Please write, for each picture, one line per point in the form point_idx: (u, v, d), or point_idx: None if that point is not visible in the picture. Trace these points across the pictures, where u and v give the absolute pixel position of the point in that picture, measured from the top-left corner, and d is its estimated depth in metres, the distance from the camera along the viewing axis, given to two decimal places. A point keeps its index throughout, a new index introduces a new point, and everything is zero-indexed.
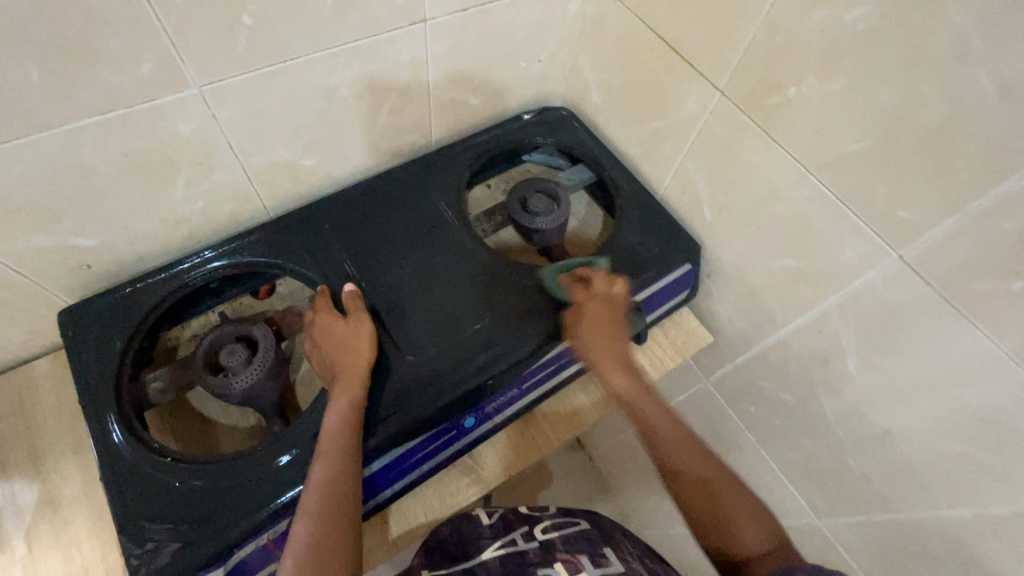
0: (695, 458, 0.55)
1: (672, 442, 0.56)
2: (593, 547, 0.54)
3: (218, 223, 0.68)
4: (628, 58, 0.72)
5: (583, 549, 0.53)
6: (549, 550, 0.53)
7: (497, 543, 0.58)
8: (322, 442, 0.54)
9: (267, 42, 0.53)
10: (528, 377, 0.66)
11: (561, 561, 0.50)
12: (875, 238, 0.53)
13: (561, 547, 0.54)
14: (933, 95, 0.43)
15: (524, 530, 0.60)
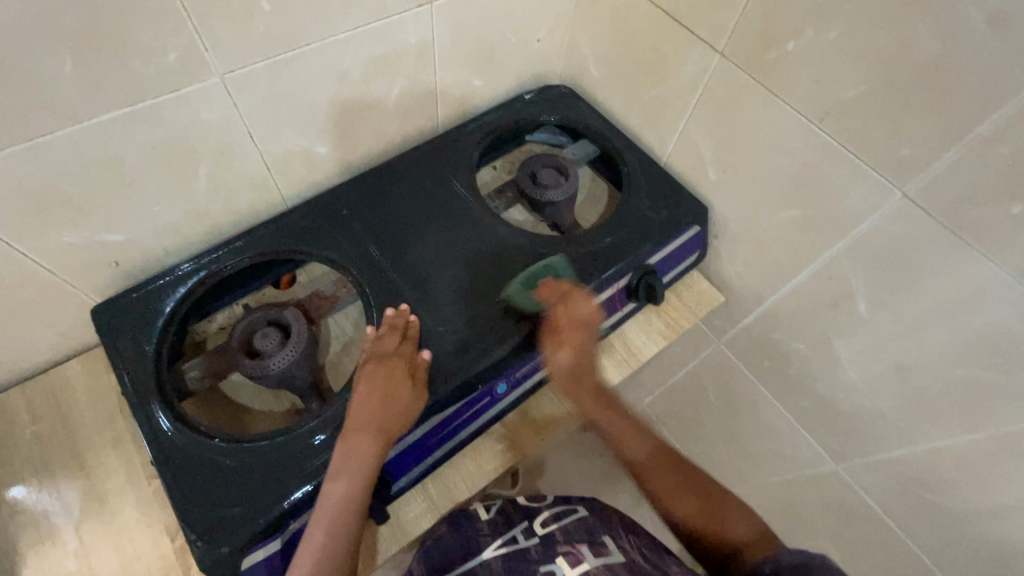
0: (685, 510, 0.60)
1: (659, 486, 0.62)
2: (594, 537, 0.57)
3: (239, 215, 0.69)
4: (625, 29, 0.74)
5: (583, 539, 0.57)
6: (550, 547, 0.56)
7: (497, 540, 0.61)
8: (349, 457, 0.54)
9: (285, 27, 0.55)
10: None
11: (562, 555, 0.53)
12: (880, 178, 0.55)
13: (563, 542, 0.57)
14: (927, 33, 0.46)
15: (524, 525, 0.63)
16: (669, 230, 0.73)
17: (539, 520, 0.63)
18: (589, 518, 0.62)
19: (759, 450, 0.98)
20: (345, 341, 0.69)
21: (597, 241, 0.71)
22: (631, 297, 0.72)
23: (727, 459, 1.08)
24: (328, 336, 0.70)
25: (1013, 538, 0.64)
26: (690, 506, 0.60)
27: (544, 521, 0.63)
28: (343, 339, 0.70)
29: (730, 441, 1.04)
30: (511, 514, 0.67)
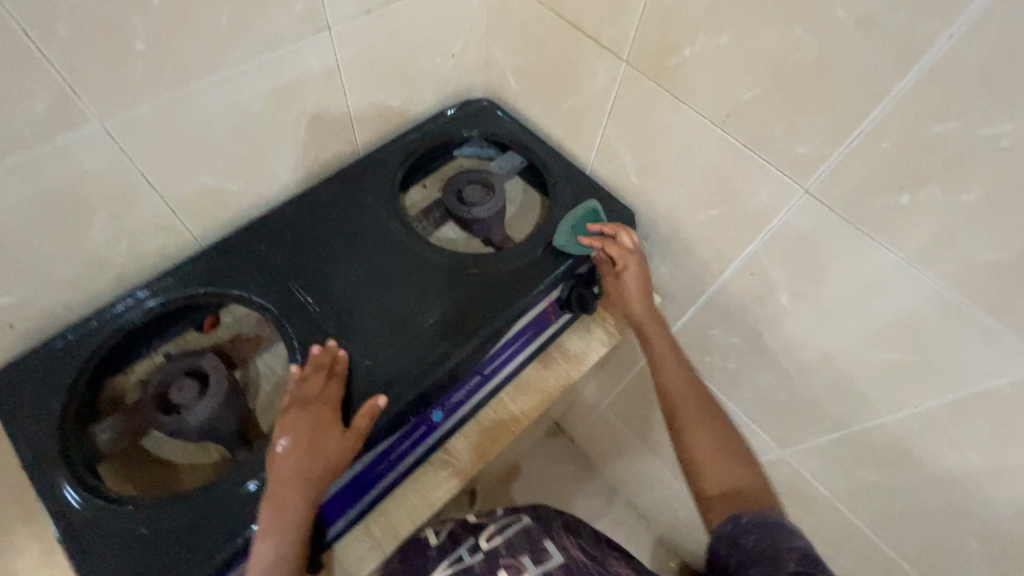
0: (704, 441, 0.61)
1: (670, 369, 0.67)
2: (536, 545, 0.51)
3: (147, 260, 0.66)
4: (535, 41, 0.74)
5: (524, 546, 0.51)
6: (490, 568, 0.49)
7: (446, 562, 0.54)
8: (277, 513, 0.52)
9: (167, 66, 0.52)
10: (489, 361, 0.67)
11: (505, 570, 0.48)
12: (783, 176, 0.57)
13: (506, 555, 0.50)
14: (805, 37, 0.47)
15: (470, 542, 0.56)
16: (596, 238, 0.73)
17: (485, 533, 0.56)
18: (534, 525, 0.54)
19: None
20: (276, 380, 0.67)
21: (525, 255, 0.71)
22: (564, 307, 0.73)
23: None
24: (257, 376, 0.68)
25: (943, 508, 0.66)
26: (720, 448, 0.60)
27: (490, 532, 0.56)
28: (274, 378, 0.67)
29: None
30: (458, 535, 0.59)
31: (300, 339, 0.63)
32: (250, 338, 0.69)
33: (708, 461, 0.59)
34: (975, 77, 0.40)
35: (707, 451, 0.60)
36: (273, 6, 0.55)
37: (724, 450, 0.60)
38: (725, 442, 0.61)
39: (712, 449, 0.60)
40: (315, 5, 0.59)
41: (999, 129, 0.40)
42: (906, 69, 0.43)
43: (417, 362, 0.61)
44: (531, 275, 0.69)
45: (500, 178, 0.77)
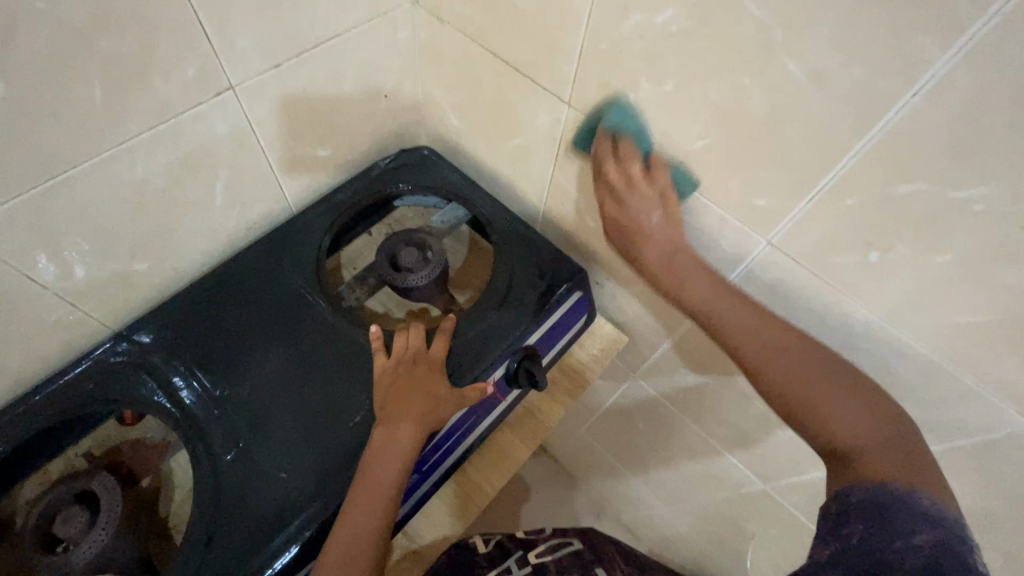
0: (841, 402, 0.48)
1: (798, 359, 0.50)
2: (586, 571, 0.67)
3: (48, 359, 0.59)
4: (471, 78, 0.67)
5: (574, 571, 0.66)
6: None
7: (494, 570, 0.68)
8: (370, 488, 0.53)
9: (32, 156, 0.45)
10: (427, 457, 0.60)
11: None
12: (741, 227, 0.52)
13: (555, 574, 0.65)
14: (753, 87, 0.42)
15: (518, 556, 0.71)
16: (542, 305, 0.67)
17: (535, 551, 0.72)
18: (582, 550, 0.73)
19: (690, 470, 0.97)
20: (188, 487, 0.62)
21: (470, 324, 0.65)
22: (509, 383, 0.66)
23: (667, 478, 1.07)
24: (171, 482, 0.62)
25: None
26: (856, 423, 0.48)
27: (540, 552, 0.72)
28: (186, 486, 0.62)
29: (667, 463, 1.03)
30: (506, 547, 0.74)
31: (212, 450, 0.57)
32: (156, 445, 0.63)
33: (853, 435, 0.48)
34: (943, 137, 0.35)
35: (843, 422, 0.48)
36: (155, 75, 0.48)
37: (885, 442, 0.47)
38: (860, 394, 0.49)
39: (858, 415, 0.48)
40: (210, 64, 0.52)
41: (972, 192, 0.36)
42: (865, 126, 0.38)
43: (338, 470, 0.55)
44: (471, 354, 0.63)
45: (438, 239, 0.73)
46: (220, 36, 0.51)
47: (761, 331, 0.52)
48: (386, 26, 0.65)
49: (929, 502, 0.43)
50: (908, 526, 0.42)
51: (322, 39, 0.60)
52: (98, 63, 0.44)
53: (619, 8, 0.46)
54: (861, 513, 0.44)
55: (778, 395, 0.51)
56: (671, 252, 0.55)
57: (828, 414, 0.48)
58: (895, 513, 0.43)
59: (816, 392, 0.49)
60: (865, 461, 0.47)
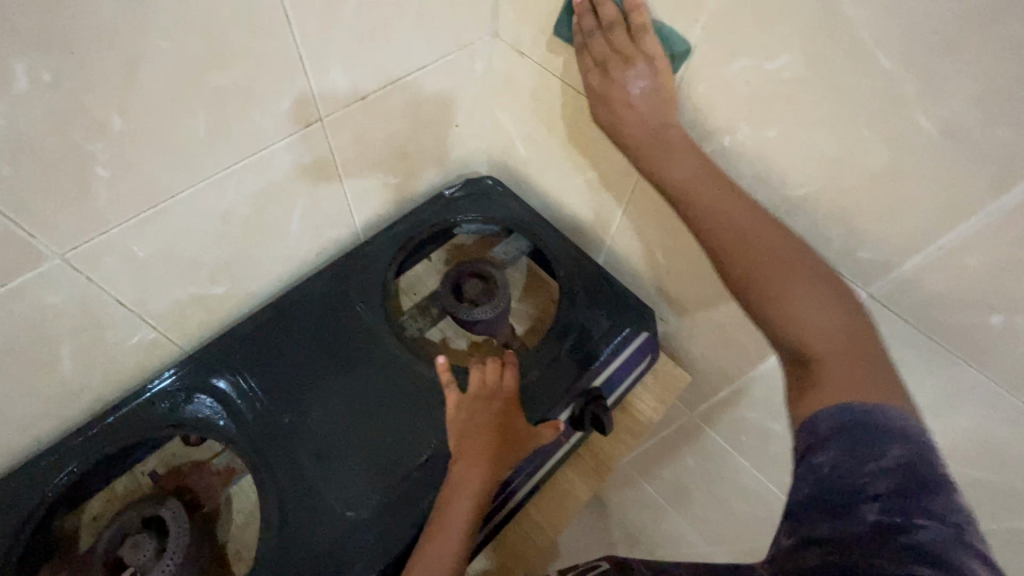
0: (804, 290, 0.45)
1: (683, 159, 0.49)
2: None
3: (123, 379, 0.59)
4: (545, 111, 0.67)
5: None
6: None
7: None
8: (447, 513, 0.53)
9: (136, 186, 0.46)
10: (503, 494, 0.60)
11: None
12: (839, 277, 0.50)
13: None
14: (873, 139, 0.40)
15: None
16: (609, 346, 0.66)
17: None
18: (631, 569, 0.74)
19: (745, 514, 0.94)
20: (248, 512, 0.61)
21: (538, 361, 0.64)
22: (575, 426, 0.65)
23: (716, 519, 1.04)
24: (230, 507, 0.61)
25: None
26: (816, 324, 0.44)
27: None
28: (246, 511, 0.61)
29: (719, 505, 0.99)
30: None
31: (277, 480, 0.56)
32: (219, 471, 0.62)
33: (820, 333, 0.44)
34: None
35: (797, 311, 0.45)
36: (254, 108, 0.49)
37: (856, 343, 0.44)
38: (824, 294, 0.45)
39: (811, 311, 0.45)
40: (303, 97, 0.52)
41: None
42: (1004, 187, 0.36)
43: (405, 510, 0.55)
44: (539, 393, 0.62)
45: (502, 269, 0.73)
46: (316, 70, 0.51)
47: (733, 216, 0.47)
48: (464, 58, 0.65)
49: (896, 416, 0.38)
50: (878, 445, 0.36)
51: (405, 72, 0.60)
52: (204, 97, 0.45)
53: (725, 52, 0.45)
54: (828, 439, 0.38)
55: (733, 255, 0.47)
56: (659, 132, 0.50)
57: (786, 308, 0.45)
58: (859, 432, 0.37)
59: (786, 288, 0.45)
60: (830, 360, 0.43)
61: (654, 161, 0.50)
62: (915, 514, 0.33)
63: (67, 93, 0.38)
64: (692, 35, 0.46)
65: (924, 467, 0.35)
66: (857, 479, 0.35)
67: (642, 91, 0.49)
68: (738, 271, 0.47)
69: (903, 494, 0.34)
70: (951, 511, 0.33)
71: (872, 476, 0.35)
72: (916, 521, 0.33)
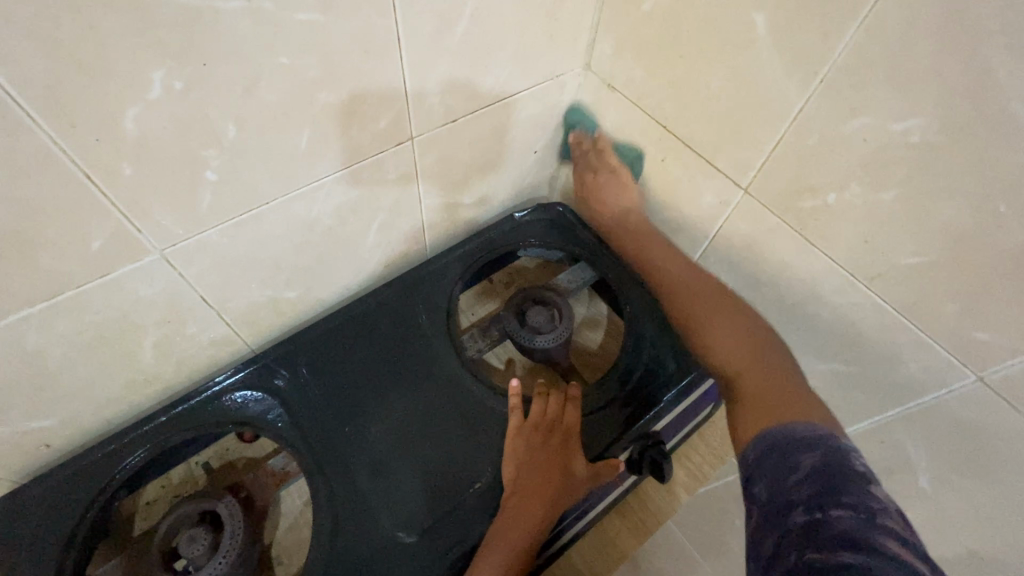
0: (726, 336, 0.56)
1: (671, 262, 0.65)
2: None
3: (194, 370, 0.61)
4: (630, 147, 0.66)
5: None
6: None
7: None
8: (493, 548, 0.52)
9: (237, 191, 0.47)
10: (553, 534, 0.58)
11: None
12: (946, 355, 0.46)
13: None
14: (1011, 215, 0.37)
15: None
16: (674, 393, 0.63)
17: None
18: None
19: None
20: (294, 518, 0.62)
21: (600, 398, 0.63)
22: (630, 469, 0.62)
23: None
24: (278, 509, 0.62)
25: None
26: (734, 358, 0.54)
27: None
28: (292, 515, 0.62)
29: None
30: None
31: (331, 490, 0.56)
32: (275, 473, 0.62)
33: (727, 355, 0.55)
34: None
35: (720, 345, 0.56)
36: (355, 125, 0.50)
37: (740, 336, 0.56)
38: (739, 324, 0.57)
39: (726, 336, 0.57)
40: (401, 118, 0.53)
41: None
42: None
43: (456, 539, 0.54)
44: (599, 428, 0.61)
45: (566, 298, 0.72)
46: (415, 92, 0.52)
47: (723, 312, 0.59)
48: (554, 88, 0.65)
49: (810, 429, 0.41)
50: (792, 460, 0.38)
51: (497, 98, 0.60)
52: (313, 113, 0.46)
53: (845, 107, 0.43)
54: (757, 471, 0.40)
55: (682, 305, 0.62)
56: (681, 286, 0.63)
57: (709, 336, 0.57)
58: (787, 445, 0.40)
59: (701, 315, 0.59)
60: (753, 390, 0.50)
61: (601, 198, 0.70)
62: (831, 507, 0.34)
63: (194, 103, 0.39)
64: (809, 86, 0.44)
65: (808, 442, 0.39)
66: (784, 494, 0.36)
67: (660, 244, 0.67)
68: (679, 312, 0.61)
69: (823, 494, 0.34)
70: (868, 498, 0.34)
71: (795, 486, 0.36)
72: (833, 513, 0.33)
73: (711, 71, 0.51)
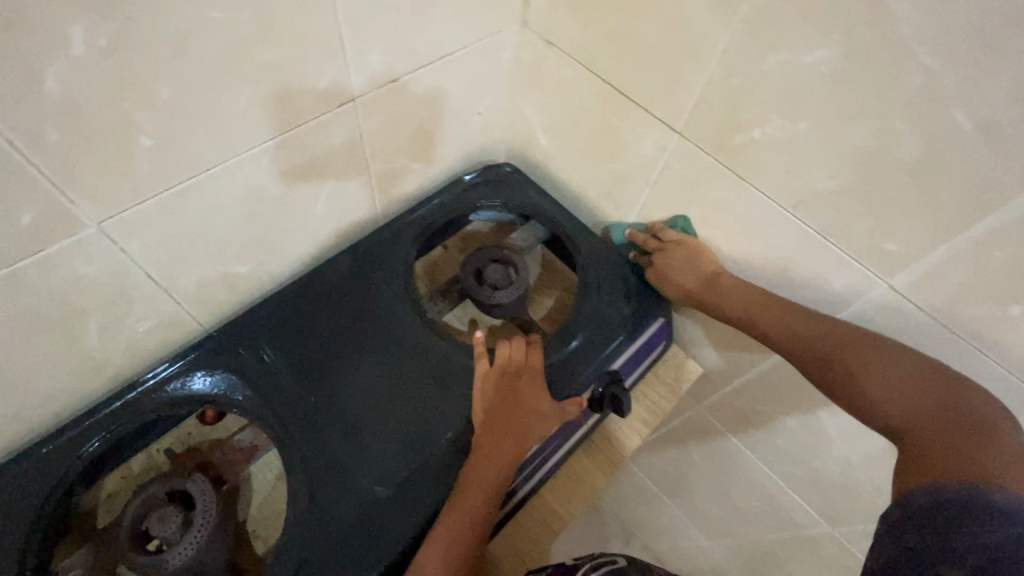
0: (910, 403, 0.47)
1: (777, 313, 0.57)
2: None
3: (145, 354, 0.59)
4: (571, 102, 0.68)
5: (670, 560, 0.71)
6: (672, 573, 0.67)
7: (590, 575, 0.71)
8: (469, 482, 0.54)
9: (174, 156, 0.45)
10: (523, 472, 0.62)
11: None
12: (862, 269, 0.51)
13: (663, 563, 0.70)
14: (907, 132, 0.42)
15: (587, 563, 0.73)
16: (629, 331, 0.67)
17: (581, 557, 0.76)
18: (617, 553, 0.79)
19: (744, 505, 0.96)
20: (267, 493, 0.61)
21: (561, 345, 0.65)
22: (593, 408, 0.66)
23: (713, 512, 1.06)
24: (249, 487, 0.62)
25: None
26: (895, 402, 0.48)
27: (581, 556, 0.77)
28: (265, 491, 0.61)
29: (719, 498, 1.01)
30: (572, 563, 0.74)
31: (304, 454, 0.57)
32: (242, 448, 0.62)
33: (900, 410, 0.48)
34: None
35: (873, 395, 0.49)
36: (295, 84, 0.49)
37: (837, 343, 0.52)
38: (898, 362, 0.49)
39: (886, 379, 0.48)
40: (342, 77, 0.52)
41: None
42: None
43: (430, 486, 0.56)
44: (562, 371, 0.64)
45: (521, 255, 0.74)
46: (354, 51, 0.51)
47: (892, 365, 0.48)
48: (493, 46, 0.66)
49: (1000, 499, 0.39)
50: (968, 526, 0.39)
51: (438, 57, 0.60)
52: (250, 71, 0.45)
53: (763, 45, 0.46)
54: (920, 521, 0.41)
55: (791, 345, 0.55)
56: (815, 347, 0.53)
57: (868, 391, 0.49)
58: (961, 512, 0.39)
59: (862, 371, 0.50)
60: (923, 441, 0.45)
61: (725, 305, 0.61)
62: None
63: (122, 61, 0.38)
64: (730, 27, 0.47)
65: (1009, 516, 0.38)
66: (948, 549, 0.38)
67: (779, 322, 0.56)
68: (822, 356, 0.52)
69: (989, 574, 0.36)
70: None
71: (960, 552, 0.38)
72: None
73: (642, 19, 0.53)
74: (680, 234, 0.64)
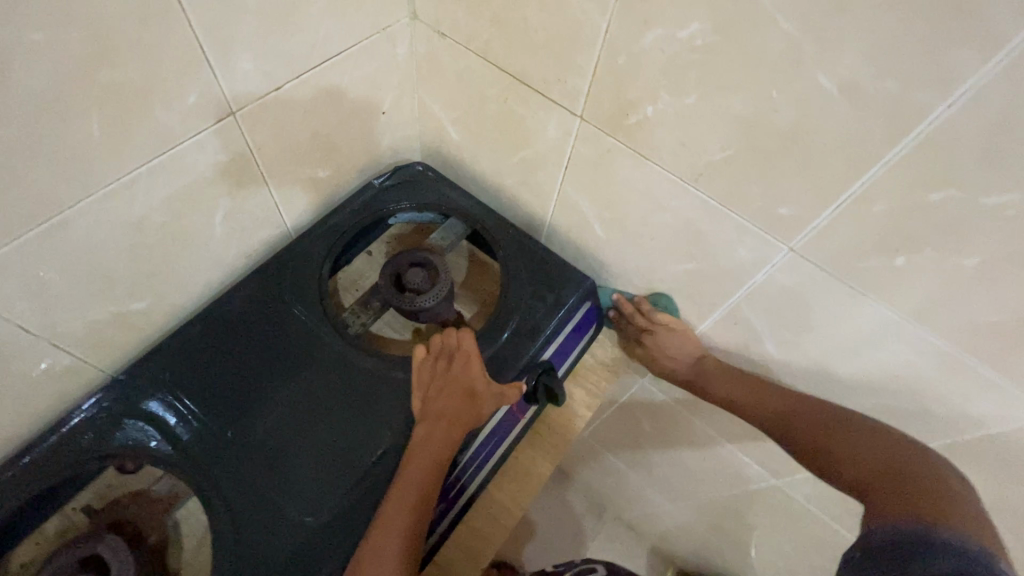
0: (870, 449, 0.52)
1: (739, 386, 0.64)
2: None
3: (41, 410, 0.54)
4: (472, 93, 0.66)
5: None
6: None
7: None
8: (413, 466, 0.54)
9: (24, 197, 0.41)
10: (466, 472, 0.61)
11: None
12: (763, 234, 0.52)
13: None
14: (781, 98, 0.42)
15: None
16: (557, 319, 0.67)
17: None
18: None
19: (698, 467, 0.99)
20: (199, 537, 0.59)
21: (490, 341, 0.64)
22: (530, 400, 0.65)
23: (673, 477, 1.09)
24: (178, 535, 0.60)
25: None
26: (864, 454, 0.51)
27: None
28: (197, 536, 0.59)
29: (676, 464, 1.04)
30: None
31: (223, 494, 0.54)
32: (162, 498, 0.60)
33: (867, 452, 0.51)
34: (975, 148, 0.37)
35: (846, 451, 0.52)
36: (155, 103, 0.45)
37: (811, 419, 0.57)
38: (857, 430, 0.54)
39: (846, 434, 0.53)
40: (212, 91, 0.49)
41: (1001, 198, 0.38)
42: (896, 136, 0.39)
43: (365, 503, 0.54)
44: (493, 367, 0.63)
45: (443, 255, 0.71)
46: (220, 61, 0.48)
47: (852, 426, 0.54)
48: (384, 42, 0.63)
49: (952, 537, 0.42)
50: (924, 563, 0.41)
51: (322, 59, 0.57)
52: (96, 95, 0.41)
53: (640, 22, 0.46)
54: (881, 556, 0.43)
55: (757, 409, 0.61)
56: (781, 408, 0.60)
57: (837, 448, 0.53)
58: (917, 548, 0.42)
59: (831, 433, 0.54)
60: (884, 481, 0.49)
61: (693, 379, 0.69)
62: None
63: None
64: (607, 6, 0.47)
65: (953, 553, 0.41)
66: None
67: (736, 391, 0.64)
68: (785, 416, 0.58)
69: None
70: None
71: None
72: None
73: (525, 4, 0.52)
74: (665, 313, 0.69)
